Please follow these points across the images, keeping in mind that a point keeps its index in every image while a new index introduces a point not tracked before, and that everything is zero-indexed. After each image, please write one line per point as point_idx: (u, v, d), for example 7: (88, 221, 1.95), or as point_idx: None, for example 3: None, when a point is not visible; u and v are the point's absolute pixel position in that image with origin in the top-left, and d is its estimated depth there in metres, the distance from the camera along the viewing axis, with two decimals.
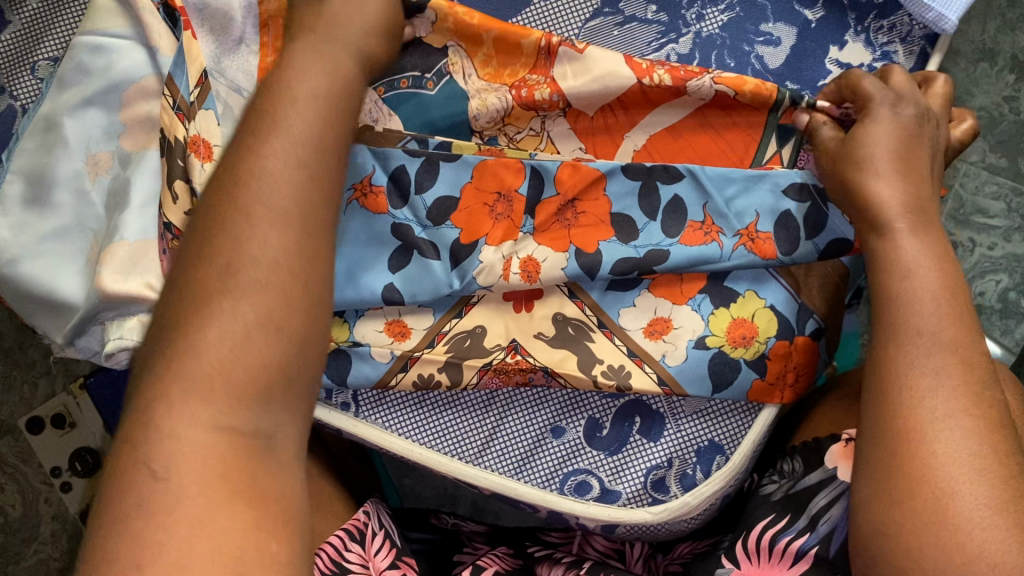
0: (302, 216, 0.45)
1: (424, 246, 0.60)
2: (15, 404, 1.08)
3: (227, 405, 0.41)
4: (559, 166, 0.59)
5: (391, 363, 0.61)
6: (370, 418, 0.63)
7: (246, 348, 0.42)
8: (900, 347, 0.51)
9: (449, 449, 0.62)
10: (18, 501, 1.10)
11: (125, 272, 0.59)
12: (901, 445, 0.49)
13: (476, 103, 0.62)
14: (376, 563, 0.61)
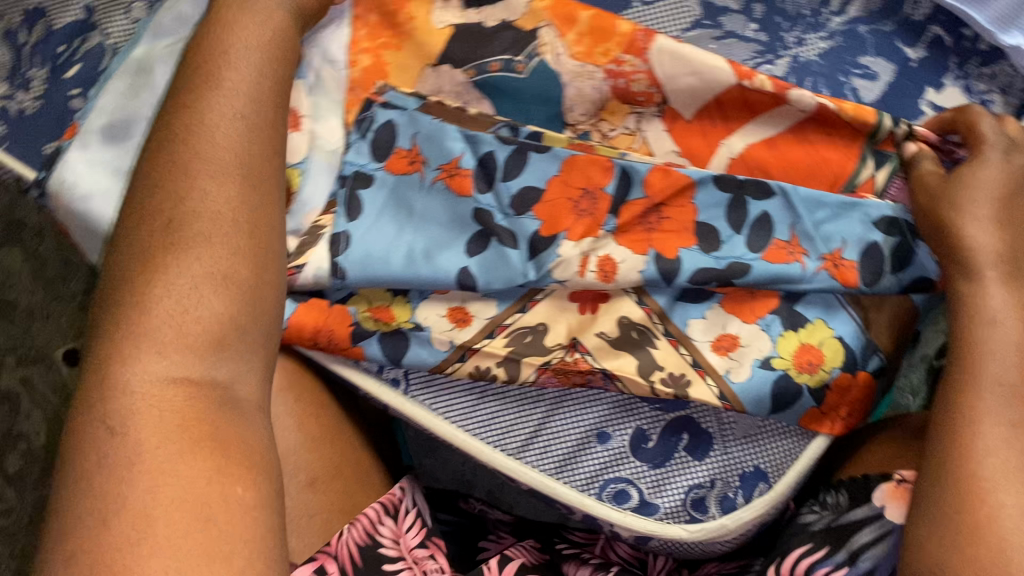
0: (238, 177, 0.54)
1: (503, 233, 0.61)
2: (54, 333, 1.12)
3: (179, 355, 0.48)
4: (650, 170, 0.61)
5: (450, 351, 0.62)
6: (418, 398, 0.63)
7: (195, 302, 0.50)
8: (978, 394, 0.52)
9: (493, 440, 0.62)
10: (43, 429, 1.11)
11: None
12: (968, 492, 0.50)
13: (574, 92, 0.63)
14: (406, 540, 0.61)
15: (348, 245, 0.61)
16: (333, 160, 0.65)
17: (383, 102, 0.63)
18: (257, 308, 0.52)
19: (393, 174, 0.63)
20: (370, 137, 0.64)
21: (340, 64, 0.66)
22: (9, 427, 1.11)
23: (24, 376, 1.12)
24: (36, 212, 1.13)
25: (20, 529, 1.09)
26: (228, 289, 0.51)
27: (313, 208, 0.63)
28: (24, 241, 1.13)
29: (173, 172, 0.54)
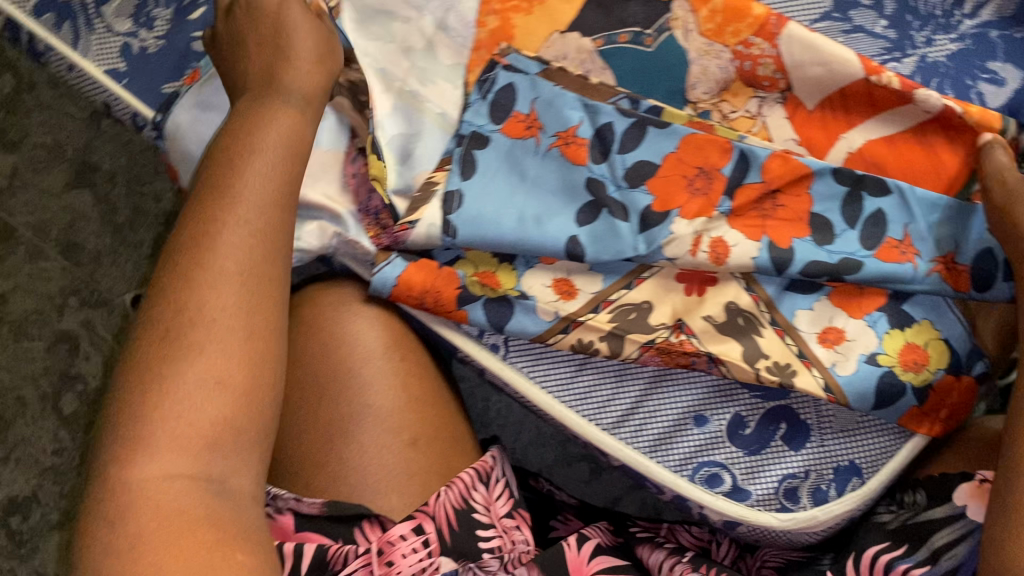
0: (249, 258, 0.50)
1: (615, 206, 0.61)
2: (117, 278, 1.13)
3: (178, 455, 0.45)
4: (770, 156, 0.61)
5: (554, 322, 0.61)
6: (517, 365, 0.63)
7: (201, 404, 0.46)
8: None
9: (589, 414, 0.62)
10: (100, 371, 1.12)
11: (315, 177, 0.63)
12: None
13: (698, 69, 0.63)
14: (496, 508, 0.62)
15: (461, 203, 0.61)
16: (445, 125, 0.64)
17: (506, 65, 0.63)
18: (261, 405, 0.48)
19: (509, 138, 0.63)
20: (490, 98, 0.63)
21: (453, 33, 0.65)
22: (68, 366, 1.12)
23: (85, 317, 1.13)
24: (110, 156, 1.14)
25: (73, 465, 1.12)
26: (236, 391, 0.47)
27: (423, 168, 0.63)
28: (95, 185, 1.14)
29: (183, 260, 0.49)
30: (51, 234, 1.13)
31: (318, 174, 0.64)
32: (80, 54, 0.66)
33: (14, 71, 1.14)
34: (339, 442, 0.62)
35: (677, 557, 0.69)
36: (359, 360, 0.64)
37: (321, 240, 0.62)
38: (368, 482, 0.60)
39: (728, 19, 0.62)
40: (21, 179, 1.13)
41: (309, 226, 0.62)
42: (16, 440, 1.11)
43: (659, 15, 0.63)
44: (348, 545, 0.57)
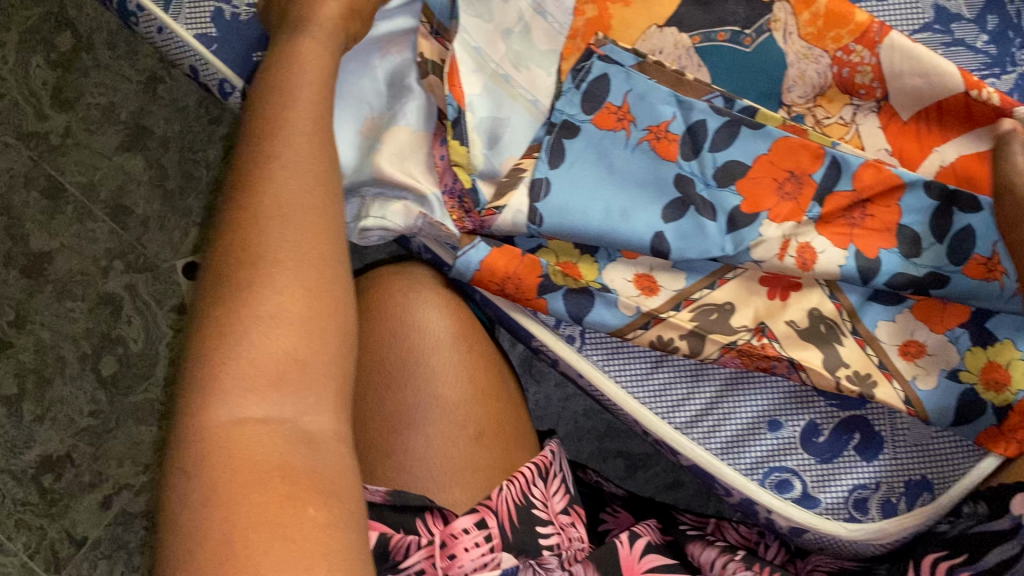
0: (301, 200, 0.52)
1: (702, 204, 0.61)
2: (164, 244, 1.12)
3: (251, 392, 0.45)
4: (863, 166, 0.59)
5: (634, 317, 0.61)
6: (592, 357, 0.63)
7: (271, 349, 0.47)
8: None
9: (662, 412, 0.62)
10: (141, 337, 1.12)
11: (401, 157, 0.63)
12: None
13: (795, 73, 0.62)
14: (553, 505, 0.61)
15: (548, 189, 0.61)
16: (536, 111, 0.64)
17: (602, 55, 0.62)
18: (331, 353, 0.49)
19: (599, 129, 0.62)
20: (583, 88, 0.62)
21: (552, 19, 0.65)
22: (109, 329, 1.12)
23: (128, 281, 1.12)
24: (163, 122, 1.13)
25: (108, 428, 1.11)
26: (305, 336, 0.48)
27: (511, 153, 0.63)
28: (147, 149, 1.13)
29: (238, 208, 0.51)
30: (100, 196, 1.13)
31: (406, 153, 0.63)
32: (171, 16, 0.65)
33: (73, 29, 1.13)
34: (405, 430, 0.62)
35: (729, 556, 0.67)
36: (428, 342, 0.64)
37: (405, 220, 0.62)
38: (436, 467, 0.60)
39: (830, 23, 0.61)
40: (74, 138, 1.13)
41: (393, 206, 0.62)
42: (53, 399, 1.12)
43: (761, 14, 0.62)
44: (411, 535, 0.56)
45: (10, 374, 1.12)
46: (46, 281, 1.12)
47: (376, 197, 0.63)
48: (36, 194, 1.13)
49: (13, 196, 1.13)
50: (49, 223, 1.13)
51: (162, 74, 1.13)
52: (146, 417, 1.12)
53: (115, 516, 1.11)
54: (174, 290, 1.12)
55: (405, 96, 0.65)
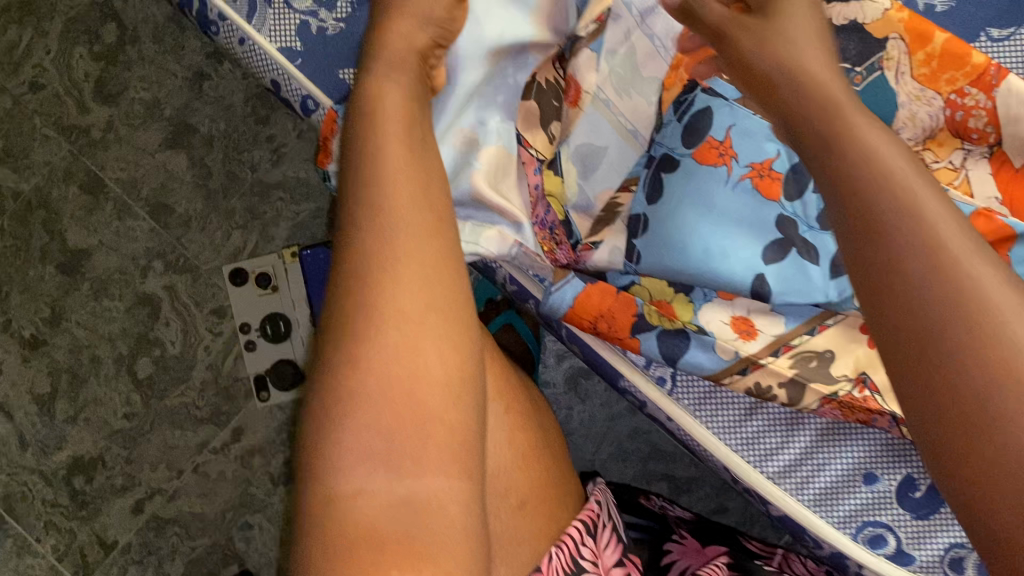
0: (410, 242, 0.45)
1: (803, 246, 0.58)
2: (204, 245, 1.10)
3: (377, 466, 0.42)
4: (971, 214, 0.57)
5: (731, 361, 0.59)
6: (682, 402, 0.61)
7: (379, 412, 0.42)
8: (904, 212, 0.35)
9: (755, 460, 0.61)
10: (179, 339, 1.09)
11: (495, 180, 0.61)
12: (948, 386, 0.31)
13: (906, 114, 0.60)
14: (604, 560, 0.57)
15: (645, 227, 0.59)
16: (636, 143, 0.62)
17: (705, 87, 0.59)
18: (451, 406, 0.44)
19: (700, 163, 0.58)
20: (685, 121, 0.59)
21: (666, 52, 0.61)
22: (147, 330, 1.09)
23: (168, 282, 1.10)
24: (208, 120, 1.10)
25: (142, 431, 1.09)
26: (413, 400, 0.43)
27: (607, 186, 0.62)
28: (191, 147, 1.10)
29: (354, 256, 0.45)
30: (142, 193, 1.10)
31: (503, 176, 0.61)
32: (255, 27, 0.62)
33: (118, 20, 1.10)
34: None
35: None
36: (503, 376, 0.62)
37: (499, 248, 0.61)
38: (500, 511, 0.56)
39: (944, 64, 0.58)
40: (116, 133, 1.10)
41: (487, 232, 0.61)
42: (86, 399, 1.09)
43: (872, 51, 0.61)
44: None
45: (43, 373, 1.09)
46: (83, 279, 1.10)
47: (468, 219, 0.61)
48: (75, 188, 1.10)
49: (52, 190, 1.10)
50: (87, 218, 1.10)
51: (208, 71, 1.10)
52: (182, 421, 1.09)
53: (147, 521, 1.09)
54: (214, 293, 1.09)
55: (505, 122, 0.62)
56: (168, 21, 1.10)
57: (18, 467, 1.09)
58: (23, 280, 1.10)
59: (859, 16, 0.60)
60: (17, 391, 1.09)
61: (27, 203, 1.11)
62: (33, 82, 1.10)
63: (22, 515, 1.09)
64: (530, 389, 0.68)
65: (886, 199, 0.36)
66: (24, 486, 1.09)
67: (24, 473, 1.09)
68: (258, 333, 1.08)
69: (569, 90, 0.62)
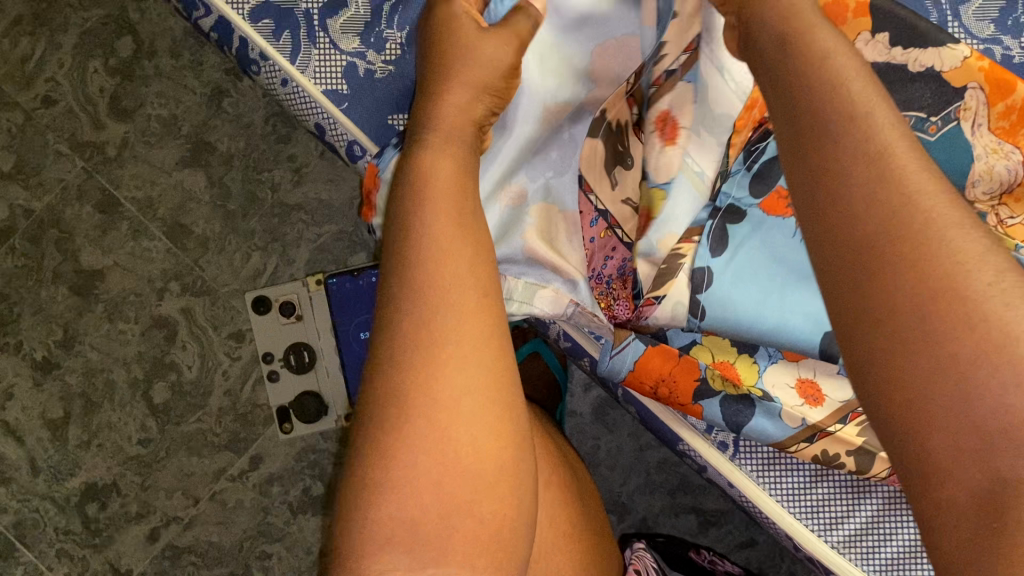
0: (452, 314, 0.41)
1: None
2: (222, 267, 1.07)
3: (401, 548, 0.39)
4: None
5: (797, 428, 0.58)
6: (744, 467, 0.62)
7: (407, 501, 0.39)
8: (864, 157, 0.30)
9: (820, 529, 0.61)
10: (196, 364, 1.06)
11: (552, 240, 0.60)
12: (915, 360, 0.28)
13: (982, 167, 0.51)
14: None
15: (710, 283, 0.55)
16: (702, 187, 0.57)
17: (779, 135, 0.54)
18: (483, 496, 0.40)
19: (768, 214, 0.55)
20: (755, 169, 0.55)
21: (740, 91, 0.54)
22: (163, 354, 1.07)
23: (185, 304, 1.07)
24: (228, 138, 1.07)
25: (157, 458, 1.06)
26: (443, 483, 0.40)
27: (673, 232, 0.57)
28: (209, 166, 1.07)
29: (394, 323, 0.41)
30: (158, 213, 1.07)
31: (555, 232, 0.61)
32: (299, 68, 0.60)
33: (134, 34, 1.07)
34: None
35: None
36: (545, 440, 0.62)
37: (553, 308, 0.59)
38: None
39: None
40: (132, 150, 1.07)
41: (542, 290, 0.60)
42: (100, 424, 1.06)
43: (949, 99, 0.51)
44: None
45: (56, 398, 1.07)
46: (97, 300, 1.07)
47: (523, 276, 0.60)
48: (89, 208, 1.07)
49: (65, 209, 1.07)
50: (102, 239, 1.07)
51: (227, 87, 1.07)
52: (198, 448, 1.06)
53: (163, 549, 1.06)
54: (232, 316, 1.06)
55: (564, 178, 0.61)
56: (186, 35, 1.07)
57: (31, 493, 1.07)
58: (36, 302, 1.07)
59: (936, 62, 0.51)
60: (29, 415, 1.07)
61: (40, 222, 1.07)
62: (46, 96, 1.07)
63: (35, 541, 1.06)
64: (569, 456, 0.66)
65: (843, 138, 0.31)
66: (36, 512, 1.07)
67: (37, 498, 1.07)
68: (281, 363, 1.02)
69: (665, 126, 0.56)
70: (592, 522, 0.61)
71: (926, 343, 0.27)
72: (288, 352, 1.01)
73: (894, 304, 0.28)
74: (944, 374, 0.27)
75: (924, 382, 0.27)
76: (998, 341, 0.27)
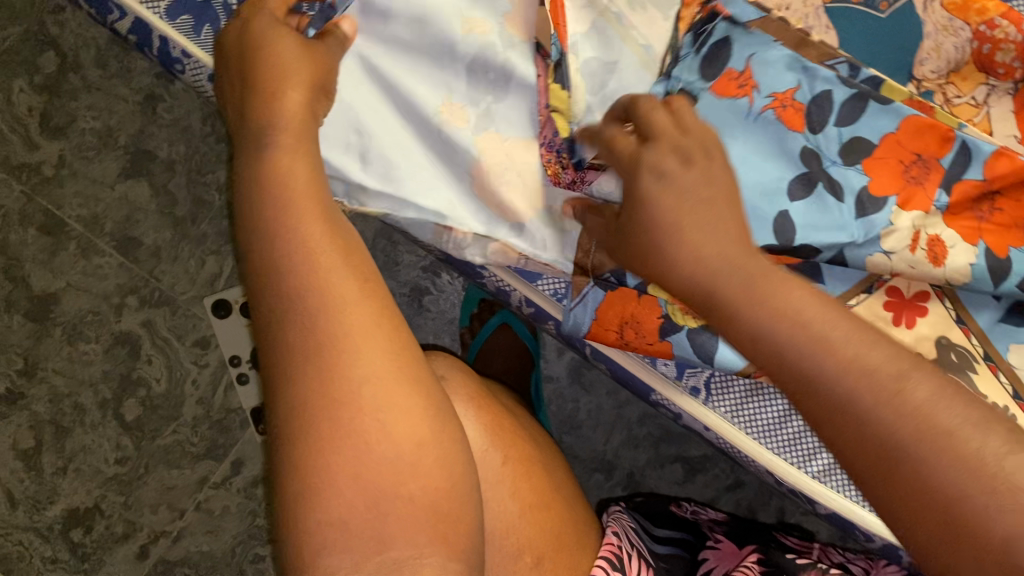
0: (365, 290, 0.45)
1: (830, 181, 0.56)
2: (178, 276, 1.05)
3: (359, 501, 0.42)
4: (991, 156, 0.54)
5: None
6: (717, 408, 0.65)
7: (334, 501, 0.41)
8: (878, 400, 0.37)
9: (799, 461, 0.63)
10: (165, 376, 1.05)
11: (503, 170, 0.60)
12: (919, 512, 0.35)
13: (930, 44, 0.58)
14: None
15: None
16: (648, 64, 0.60)
17: (727, 16, 0.58)
18: (407, 478, 0.43)
19: (720, 96, 0.57)
20: (703, 53, 0.58)
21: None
22: (129, 370, 1.05)
23: (145, 318, 1.05)
24: (167, 144, 1.05)
25: (137, 475, 1.05)
26: (390, 443, 0.43)
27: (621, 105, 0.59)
28: (152, 174, 1.05)
29: (297, 314, 0.42)
30: (106, 228, 1.05)
31: (502, 166, 0.60)
32: None
33: (56, 48, 1.03)
34: None
35: None
36: (501, 417, 0.62)
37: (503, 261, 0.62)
38: (501, 544, 0.54)
39: None
40: (70, 168, 1.04)
41: (494, 245, 0.61)
42: (74, 449, 1.05)
43: None
44: None
45: (25, 428, 1.05)
46: (54, 324, 1.04)
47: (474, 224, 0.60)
48: (33, 231, 1.04)
49: (8, 235, 1.04)
50: (51, 261, 1.04)
51: (160, 92, 1.04)
52: (178, 460, 1.06)
53: (155, 565, 1.06)
54: (194, 324, 1.05)
55: (506, 105, 0.60)
56: (110, 43, 1.04)
57: (12, 526, 1.05)
58: None
59: None
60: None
61: None
62: None
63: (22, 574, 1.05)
64: (531, 428, 0.67)
65: (844, 391, 0.37)
66: (20, 545, 1.05)
67: (19, 531, 1.05)
68: (248, 364, 1.07)
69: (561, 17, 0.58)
70: (557, 488, 0.62)
71: (937, 515, 0.34)
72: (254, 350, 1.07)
73: (894, 476, 0.35)
74: (994, 554, 0.33)
75: (931, 528, 0.34)
76: (972, 475, 0.34)
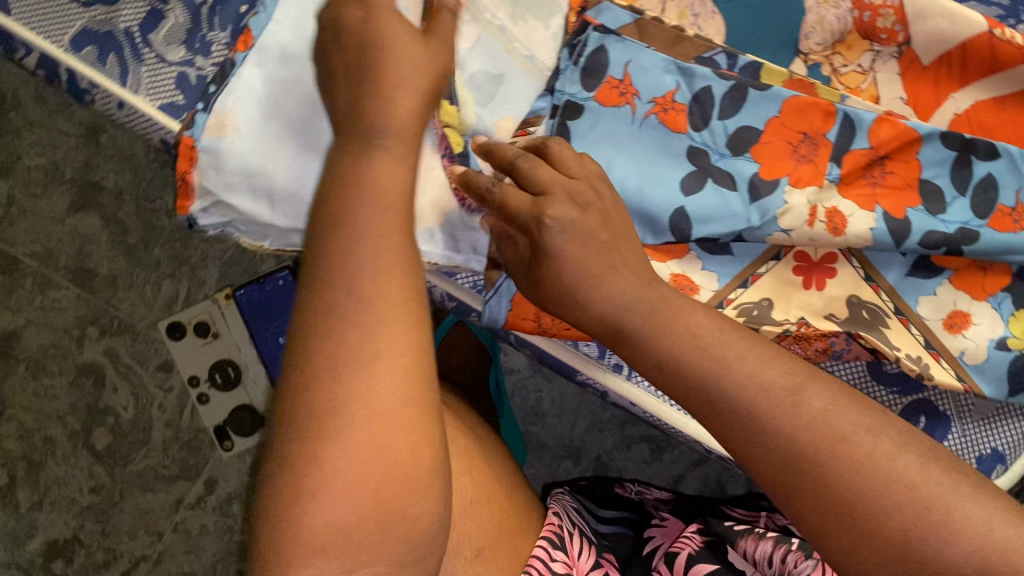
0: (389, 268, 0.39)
1: (719, 174, 0.58)
2: (134, 302, 1.06)
3: (362, 507, 0.36)
4: (876, 122, 0.57)
5: None
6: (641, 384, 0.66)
7: (338, 506, 0.36)
8: (779, 413, 0.42)
9: None
10: (131, 404, 1.06)
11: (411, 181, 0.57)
12: (816, 504, 0.40)
13: (814, 18, 0.62)
14: (580, 566, 0.59)
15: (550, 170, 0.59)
16: (534, 70, 0.59)
17: (597, 26, 0.60)
18: (417, 497, 0.37)
19: (604, 105, 0.59)
20: (581, 64, 0.60)
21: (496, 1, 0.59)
22: (95, 400, 1.06)
23: (107, 347, 1.06)
24: (113, 174, 1.06)
25: (112, 503, 1.06)
26: (402, 451, 0.37)
27: (511, 115, 0.58)
28: (101, 206, 1.06)
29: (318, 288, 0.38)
30: (60, 262, 1.06)
31: None
32: (131, 89, 0.60)
33: None
34: None
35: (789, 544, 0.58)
36: None
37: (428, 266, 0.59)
38: None
39: None
40: (19, 206, 1.06)
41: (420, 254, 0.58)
42: (48, 482, 1.06)
43: None
44: None
45: None
46: (17, 361, 1.06)
47: None
48: None
49: None
50: (9, 299, 1.06)
51: (101, 124, 1.05)
52: (151, 484, 1.06)
53: None
54: (156, 348, 1.06)
55: None
56: None
57: None
58: None
59: None
60: None
61: None
62: None
63: None
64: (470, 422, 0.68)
65: (748, 402, 0.42)
66: None
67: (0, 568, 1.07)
68: (208, 384, 1.06)
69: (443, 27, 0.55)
70: (496, 477, 0.63)
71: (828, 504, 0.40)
72: (213, 370, 1.06)
73: (791, 476, 0.41)
74: (891, 539, 0.39)
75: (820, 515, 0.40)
76: (854, 459, 0.40)
